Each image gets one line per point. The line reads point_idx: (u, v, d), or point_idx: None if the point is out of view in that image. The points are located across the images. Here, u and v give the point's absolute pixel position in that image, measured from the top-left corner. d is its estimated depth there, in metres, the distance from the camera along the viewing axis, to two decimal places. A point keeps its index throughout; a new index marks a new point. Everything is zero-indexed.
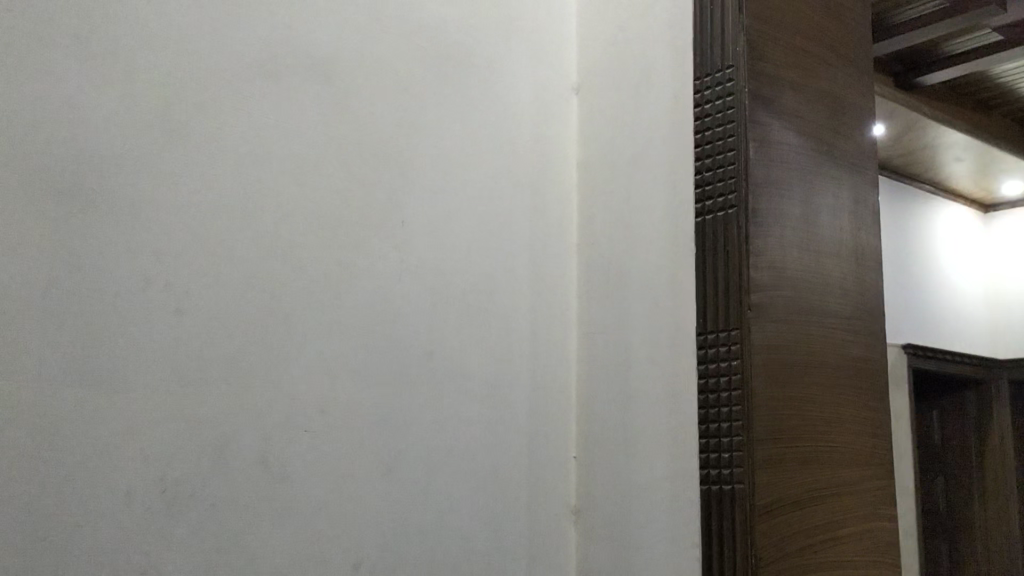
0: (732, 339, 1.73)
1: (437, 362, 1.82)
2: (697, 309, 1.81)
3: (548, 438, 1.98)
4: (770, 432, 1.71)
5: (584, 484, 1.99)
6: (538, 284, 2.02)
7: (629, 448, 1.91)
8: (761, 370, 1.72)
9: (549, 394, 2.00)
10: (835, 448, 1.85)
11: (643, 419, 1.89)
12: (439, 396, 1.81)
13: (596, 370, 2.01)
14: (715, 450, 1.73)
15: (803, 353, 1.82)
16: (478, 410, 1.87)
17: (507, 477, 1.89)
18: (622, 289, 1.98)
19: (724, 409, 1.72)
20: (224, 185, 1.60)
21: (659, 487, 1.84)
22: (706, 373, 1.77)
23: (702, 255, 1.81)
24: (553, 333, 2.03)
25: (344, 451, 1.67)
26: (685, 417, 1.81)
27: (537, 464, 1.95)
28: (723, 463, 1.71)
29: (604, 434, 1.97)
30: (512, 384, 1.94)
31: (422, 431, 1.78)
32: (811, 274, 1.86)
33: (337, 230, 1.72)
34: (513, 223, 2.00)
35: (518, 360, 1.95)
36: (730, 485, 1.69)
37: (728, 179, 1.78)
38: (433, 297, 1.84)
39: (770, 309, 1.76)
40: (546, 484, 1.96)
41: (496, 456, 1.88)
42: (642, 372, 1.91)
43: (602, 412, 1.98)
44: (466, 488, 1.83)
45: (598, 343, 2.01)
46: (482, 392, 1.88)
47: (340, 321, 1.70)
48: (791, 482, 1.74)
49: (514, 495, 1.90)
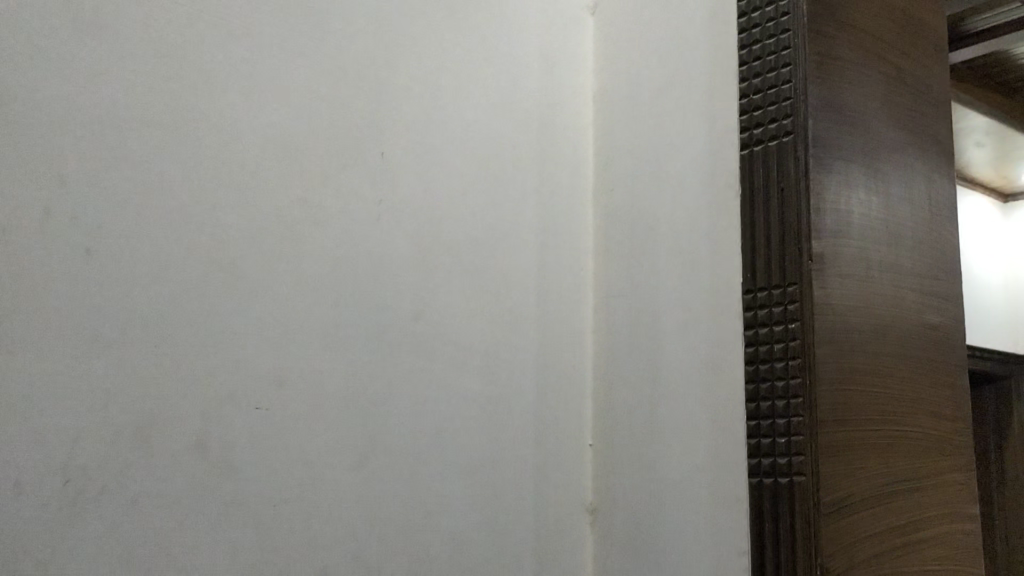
0: (789, 297, 1.40)
1: (424, 327, 1.49)
2: (743, 262, 1.48)
3: (560, 421, 1.65)
4: (836, 412, 1.38)
5: (603, 475, 1.66)
6: (547, 237, 1.68)
7: (658, 432, 1.58)
8: (826, 335, 1.39)
9: (560, 368, 1.66)
10: (910, 434, 1.52)
11: (676, 397, 1.56)
12: (427, 368, 1.48)
13: (617, 340, 1.67)
14: (769, 434, 1.40)
15: (872, 317, 1.49)
16: (475, 387, 1.54)
17: (510, 468, 1.56)
18: (648, 241, 1.65)
19: (780, 383, 1.40)
20: (157, 95, 1.26)
21: (697, 479, 1.51)
22: (757, 339, 1.44)
23: (749, 197, 1.48)
24: (566, 296, 1.70)
25: (308, 432, 1.34)
26: (728, 394, 1.48)
27: (547, 452, 1.62)
28: (779, 450, 1.38)
29: (628, 416, 1.63)
30: (517, 356, 1.60)
31: (407, 410, 1.45)
32: (878, 221, 1.54)
33: (300, 160, 1.39)
34: (517, 164, 1.66)
35: (524, 327, 1.62)
36: (788, 478, 1.36)
37: (783, 101, 1.45)
38: (420, 248, 1.50)
39: (834, 261, 1.43)
40: (558, 476, 1.63)
41: (497, 441, 1.55)
42: (673, 340, 1.58)
43: (624, 390, 1.65)
44: (460, 481, 1.49)
45: (619, 308, 1.68)
46: (481, 364, 1.55)
47: (301, 273, 1.37)
48: (862, 474, 1.41)
49: (519, 489, 1.57)
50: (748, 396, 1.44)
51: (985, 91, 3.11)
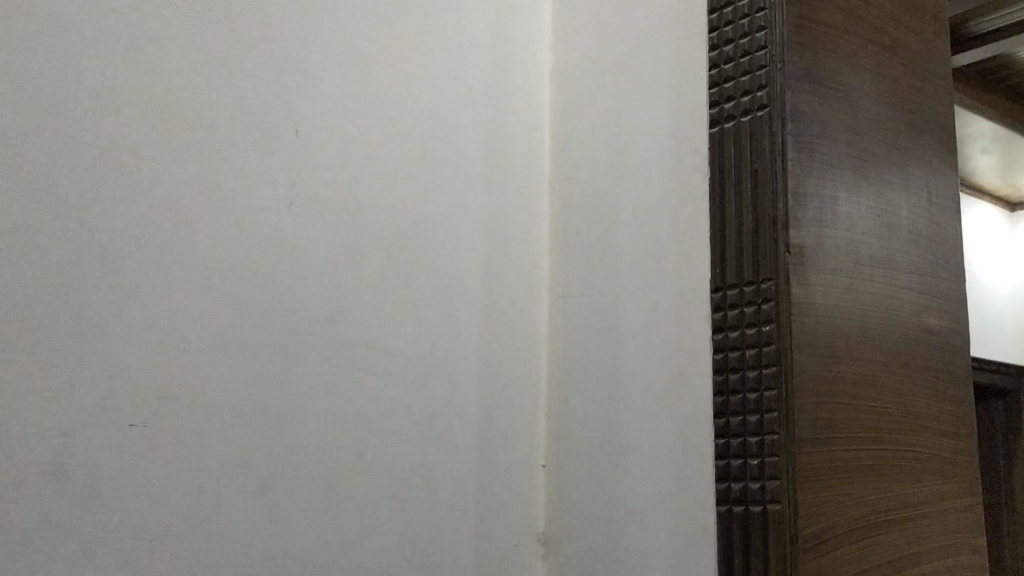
0: (763, 295, 1.21)
1: (346, 330, 1.29)
2: (712, 255, 1.29)
3: (508, 437, 1.45)
4: (817, 429, 1.19)
5: (557, 500, 1.46)
6: (498, 230, 1.48)
7: (618, 451, 1.38)
8: (806, 340, 1.19)
9: (509, 378, 1.47)
10: (905, 454, 1.32)
11: (639, 411, 1.36)
12: (348, 377, 1.28)
13: (575, 347, 1.48)
14: (739, 454, 1.20)
15: (861, 318, 1.29)
16: (407, 398, 1.34)
17: (448, 492, 1.36)
18: (608, 234, 1.45)
19: (753, 395, 1.20)
20: (20, 49, 1.06)
21: (660, 505, 1.31)
22: (727, 343, 1.24)
23: (720, 181, 1.29)
24: (518, 297, 1.50)
25: (197, 450, 1.14)
26: (696, 407, 1.28)
27: (492, 474, 1.42)
28: (751, 474, 1.18)
29: (585, 433, 1.44)
30: (459, 364, 1.40)
31: (321, 425, 1.25)
32: (868, 210, 1.34)
33: (197, 133, 1.19)
34: (465, 146, 1.46)
35: (468, 332, 1.42)
36: (762, 506, 1.16)
37: (758, 69, 1.26)
38: (344, 240, 1.31)
39: (816, 253, 1.24)
40: (505, 500, 1.43)
41: (432, 461, 1.35)
42: (636, 346, 1.38)
43: (582, 403, 1.45)
44: (386, 507, 1.30)
45: (577, 310, 1.48)
46: (415, 373, 1.35)
47: (195, 267, 1.17)
48: (849, 502, 1.21)
49: (459, 516, 1.37)
50: (716, 410, 1.24)
51: (991, 95, 2.90)
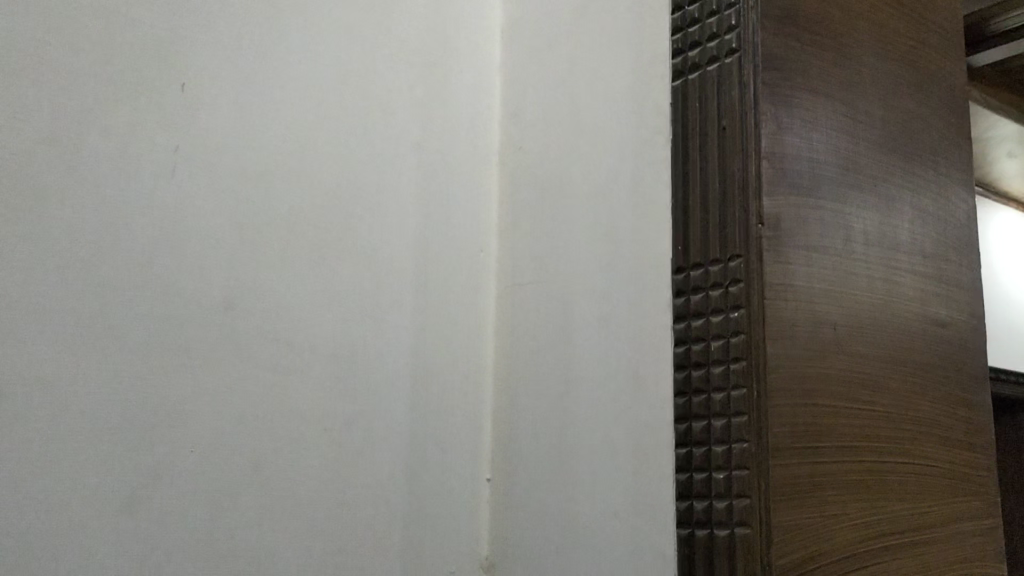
0: (732, 275, 1.01)
1: (245, 319, 1.09)
2: (674, 231, 1.08)
3: (446, 446, 1.25)
4: (798, 438, 0.98)
5: (503, 519, 1.26)
6: (435, 210, 1.29)
7: (569, 464, 1.18)
8: (783, 329, 0.99)
9: (448, 379, 1.27)
10: (909, 468, 1.11)
11: (593, 416, 1.16)
12: (247, 375, 1.09)
13: (527, 343, 1.27)
14: (703, 467, 1.00)
15: (852, 307, 1.08)
16: (321, 400, 1.14)
17: (372, 509, 1.17)
18: (562, 211, 1.25)
19: (719, 395, 1.00)
20: None
21: (614, 527, 1.10)
22: (690, 334, 1.04)
23: (683, 142, 1.09)
24: (459, 286, 1.30)
25: (57, 463, 0.94)
26: (655, 411, 1.08)
27: (426, 489, 1.22)
28: (717, 491, 0.98)
29: (534, 442, 1.23)
30: (386, 360, 1.21)
31: (212, 431, 1.05)
32: (863, 179, 1.13)
33: (64, 82, 0.99)
34: (397, 111, 1.27)
35: (398, 324, 1.23)
36: (730, 530, 0.96)
37: (727, 7, 1.06)
38: (246, 214, 1.11)
39: (797, 226, 1.03)
40: (441, 520, 1.23)
41: (352, 474, 1.16)
42: (591, 340, 1.18)
43: (532, 407, 1.25)
44: (295, 528, 1.10)
45: (528, 301, 1.28)
46: (331, 371, 1.16)
47: (53, 237, 0.96)
48: (838, 525, 1.00)
49: (385, 540, 1.17)
50: (677, 414, 1.04)
51: None
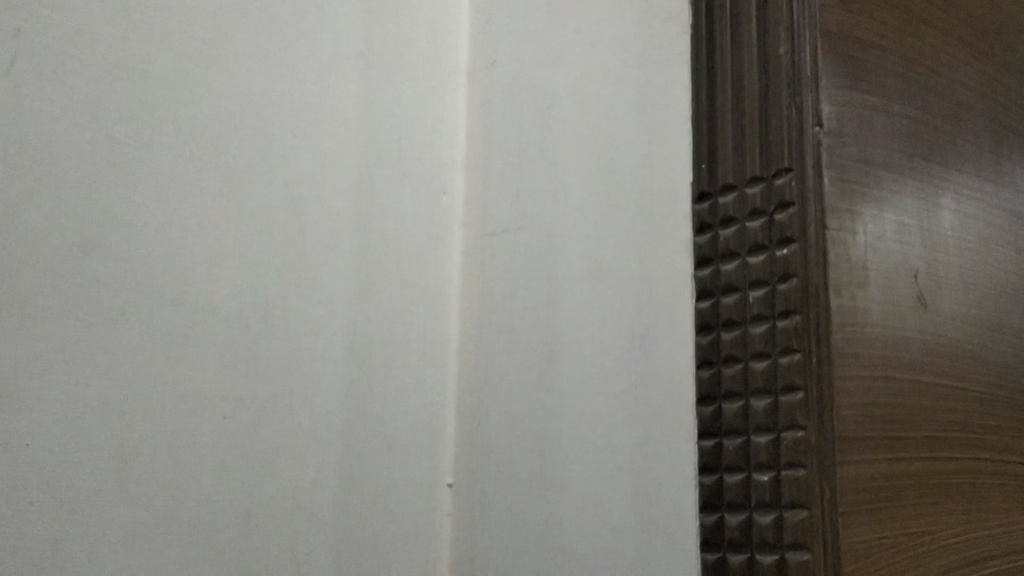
0: (776, 199, 0.72)
1: (127, 266, 0.79)
2: (695, 147, 0.80)
3: (396, 442, 0.96)
4: (874, 424, 0.70)
5: (467, 536, 0.97)
6: (386, 140, 1.01)
7: (555, 464, 0.89)
8: (851, 273, 0.71)
9: (399, 355, 0.98)
10: (1013, 469, 0.82)
11: (587, 401, 0.87)
12: (130, 337, 0.79)
13: (502, 310, 0.99)
14: (739, 465, 0.71)
15: (937, 250, 0.80)
16: (227, 377, 0.85)
17: (294, 523, 0.88)
18: (549, 138, 0.97)
19: (759, 365, 0.71)
20: None
21: (616, 546, 0.82)
22: (720, 282, 0.75)
23: (708, 28, 0.80)
24: (414, 238, 1.02)
25: None
26: (670, 390, 0.79)
27: (368, 497, 0.93)
28: (757, 499, 0.70)
29: (510, 436, 0.95)
30: (315, 329, 0.92)
31: (76, 414, 0.75)
32: (951, 82, 0.84)
33: None
34: (337, 11, 0.98)
35: (332, 283, 0.94)
36: (778, 554, 0.68)
37: None
38: (134, 120, 0.81)
39: (867, 135, 0.75)
40: (389, 537, 0.94)
41: (268, 476, 0.87)
42: (584, 301, 0.90)
43: (509, 392, 0.96)
44: (190, 549, 0.81)
45: (504, 256, 0.99)
46: (242, 339, 0.87)
47: None
48: (925, 547, 0.72)
49: (311, 564, 0.88)
50: (701, 393, 0.75)
51: None
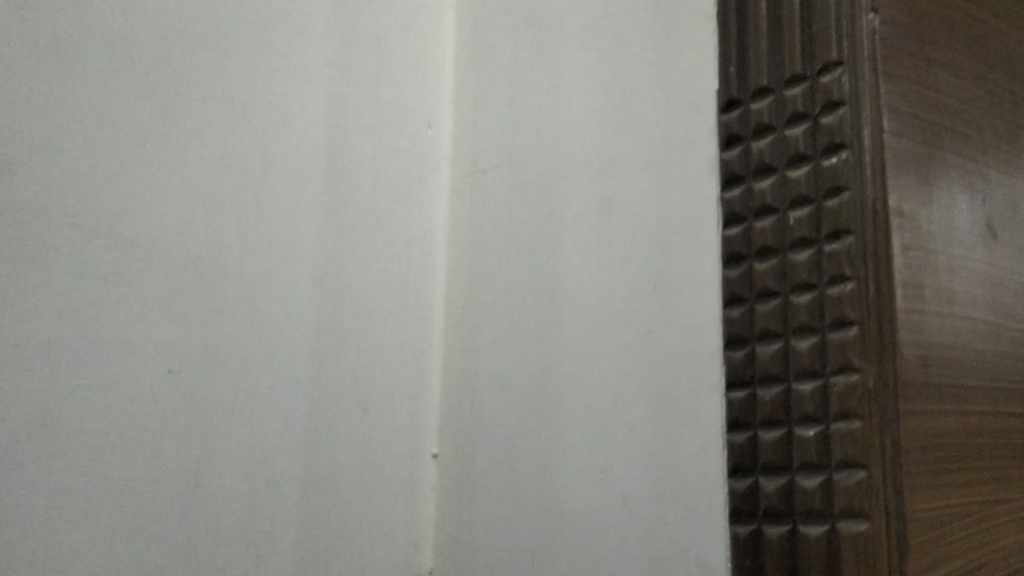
0: (821, 100, 0.60)
1: (46, 186, 0.66)
2: (720, 50, 0.68)
3: (372, 407, 0.84)
4: (944, 368, 0.58)
5: (455, 515, 0.84)
6: (363, 63, 0.88)
7: (558, 429, 0.77)
8: (912, 188, 0.59)
9: (376, 308, 0.86)
10: None
11: (596, 355, 0.75)
12: (50, 270, 0.66)
13: (495, 257, 0.86)
14: (778, 418, 0.59)
15: (1007, 169, 0.67)
16: (173, 326, 0.72)
17: (253, 497, 0.75)
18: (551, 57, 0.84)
19: (802, 297, 0.59)
20: None
21: (629, 523, 0.69)
22: (752, 203, 0.63)
23: None
24: (394, 176, 0.89)
25: None
26: (691, 336, 0.67)
27: (337, 468, 0.81)
28: (800, 458, 0.58)
29: (504, 399, 0.82)
30: (280, 274, 0.80)
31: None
32: None
33: None
34: None
35: (300, 222, 0.82)
36: (827, 524, 0.56)
37: None
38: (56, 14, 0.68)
39: (928, 28, 0.63)
40: (363, 516, 0.82)
41: (222, 442, 0.74)
42: (587, 240, 0.78)
43: (503, 348, 0.84)
44: (127, 522, 0.68)
45: (498, 195, 0.87)
46: (192, 281, 0.74)
47: None
48: (1003, 516, 0.60)
49: (272, 545, 0.76)
50: (729, 335, 0.63)
51: None
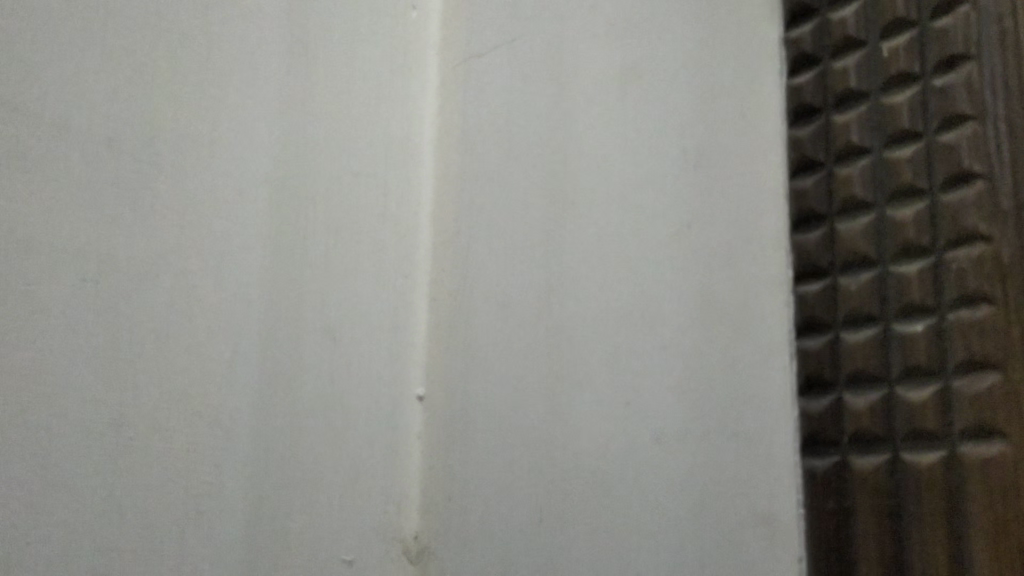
0: None
1: None
2: None
3: (341, 337, 0.68)
4: None
5: (447, 467, 0.69)
6: None
7: (575, 356, 0.61)
8: None
9: (349, 218, 0.70)
10: None
11: (627, 264, 0.60)
12: None
13: (500, 153, 0.70)
14: (868, 314, 0.46)
15: None
16: (86, 207, 0.55)
17: (196, 442, 0.59)
18: None
19: (902, 155, 0.46)
20: None
21: (683, 469, 0.54)
22: (830, 39, 0.52)
23: None
24: (371, 62, 0.73)
25: None
26: (751, 220, 0.52)
27: (302, 408, 0.65)
28: (902, 358, 0.44)
29: (505, 322, 0.67)
30: (226, 167, 0.63)
31: None
32: None
33: None
34: None
35: (254, 106, 0.65)
36: (941, 440, 0.42)
37: None
38: None
39: None
40: (334, 470, 0.66)
41: (156, 373, 0.58)
42: (605, 119, 0.62)
43: (503, 262, 0.68)
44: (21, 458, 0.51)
45: (499, 81, 0.71)
46: (110, 163, 0.57)
47: None
48: None
49: (219, 496, 0.59)
50: (803, 217, 0.51)
51: None
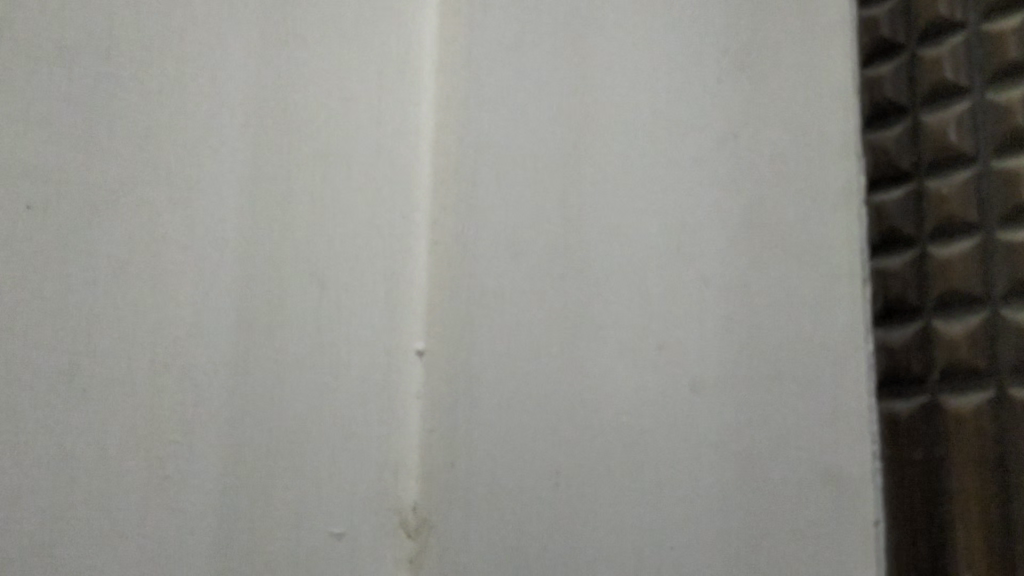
0: None
1: None
2: None
3: (331, 278, 0.59)
4: None
5: (449, 427, 0.60)
6: None
7: (603, 295, 0.53)
8: None
9: (345, 145, 0.61)
10: None
11: (663, 186, 0.52)
12: None
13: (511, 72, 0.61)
14: (962, 220, 0.43)
15: None
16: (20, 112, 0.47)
17: (160, 391, 0.50)
18: None
19: (1012, 50, 0.42)
20: None
21: (740, 414, 0.47)
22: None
23: None
24: None
25: None
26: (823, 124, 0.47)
27: (290, 359, 0.56)
28: (992, 267, 0.42)
29: (520, 260, 0.58)
30: (198, 78, 0.54)
31: None
32: None
33: None
34: None
35: (232, 9, 0.57)
36: None
37: None
38: None
39: None
40: (325, 430, 0.57)
41: (116, 311, 0.49)
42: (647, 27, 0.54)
43: (517, 190, 0.59)
44: None
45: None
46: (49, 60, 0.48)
47: None
48: None
49: (190, 456, 0.51)
50: (870, 127, 0.47)
51: None
